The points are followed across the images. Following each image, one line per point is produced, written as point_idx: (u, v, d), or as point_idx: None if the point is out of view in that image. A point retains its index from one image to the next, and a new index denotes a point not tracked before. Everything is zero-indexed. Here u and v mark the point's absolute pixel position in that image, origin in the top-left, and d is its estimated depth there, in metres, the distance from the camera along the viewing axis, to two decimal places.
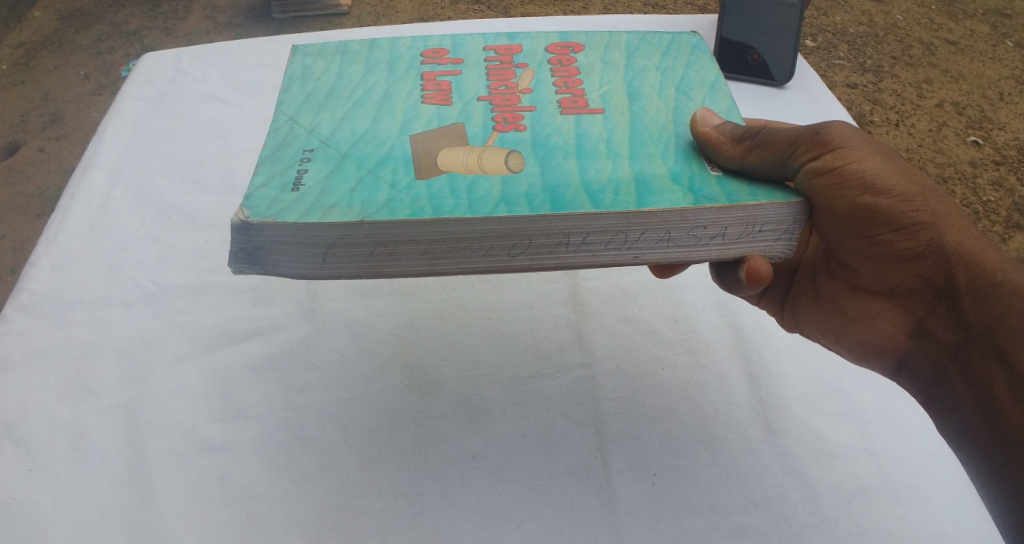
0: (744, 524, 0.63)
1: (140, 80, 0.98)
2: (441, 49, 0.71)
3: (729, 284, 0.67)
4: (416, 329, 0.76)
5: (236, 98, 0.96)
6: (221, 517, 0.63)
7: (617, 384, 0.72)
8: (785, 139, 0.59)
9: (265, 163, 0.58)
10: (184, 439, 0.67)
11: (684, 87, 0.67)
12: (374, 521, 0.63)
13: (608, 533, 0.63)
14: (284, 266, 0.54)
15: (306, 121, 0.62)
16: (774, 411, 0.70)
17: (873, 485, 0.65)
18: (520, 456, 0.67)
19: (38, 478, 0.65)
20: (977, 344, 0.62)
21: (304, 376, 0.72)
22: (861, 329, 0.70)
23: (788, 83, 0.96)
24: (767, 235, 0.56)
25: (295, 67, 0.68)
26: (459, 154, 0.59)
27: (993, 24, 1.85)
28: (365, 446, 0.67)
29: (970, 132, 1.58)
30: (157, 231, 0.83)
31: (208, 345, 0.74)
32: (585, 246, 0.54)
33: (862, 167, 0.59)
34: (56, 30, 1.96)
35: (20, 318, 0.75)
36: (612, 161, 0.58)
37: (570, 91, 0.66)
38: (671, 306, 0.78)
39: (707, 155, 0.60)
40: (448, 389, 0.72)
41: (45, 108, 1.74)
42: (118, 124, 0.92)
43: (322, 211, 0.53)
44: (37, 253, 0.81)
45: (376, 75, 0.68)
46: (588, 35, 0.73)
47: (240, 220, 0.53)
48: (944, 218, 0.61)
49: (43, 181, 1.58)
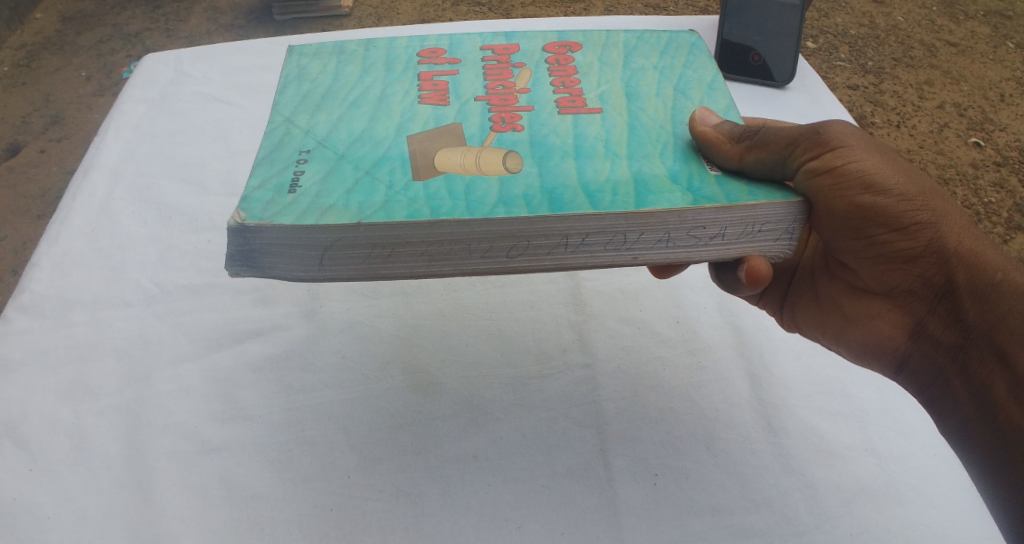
0: (745, 525, 0.63)
1: (141, 81, 0.98)
2: (438, 49, 0.71)
3: (728, 284, 0.66)
4: (416, 329, 0.76)
5: (237, 99, 0.96)
6: (221, 518, 0.63)
7: (618, 385, 0.72)
8: (784, 138, 0.59)
9: (261, 164, 0.58)
10: (185, 439, 0.67)
11: (682, 87, 0.67)
12: (375, 521, 0.63)
13: (609, 534, 0.63)
14: (281, 268, 0.54)
15: (303, 122, 0.62)
16: (776, 412, 0.70)
17: (875, 486, 0.65)
18: (521, 456, 0.67)
19: (39, 478, 0.65)
20: (977, 344, 0.62)
21: (305, 376, 0.72)
22: (861, 330, 0.70)
23: (789, 84, 0.96)
24: (766, 235, 0.56)
25: (292, 68, 0.68)
26: (456, 154, 0.59)
27: (994, 26, 1.85)
28: (366, 446, 0.67)
29: (972, 133, 1.58)
30: (158, 232, 0.83)
31: (209, 346, 0.74)
32: (584, 246, 0.54)
33: (862, 166, 0.59)
34: (57, 32, 1.96)
35: (21, 319, 0.75)
36: (610, 162, 0.58)
37: (567, 91, 0.66)
38: (672, 307, 0.78)
39: (705, 155, 0.60)
40: (449, 390, 0.71)
41: (46, 110, 1.74)
42: (119, 125, 0.92)
43: (319, 213, 0.53)
44: (38, 253, 0.81)
45: (372, 76, 0.68)
46: (586, 35, 0.73)
47: (237, 223, 0.53)
48: (944, 218, 0.61)
49: (45, 182, 1.58)
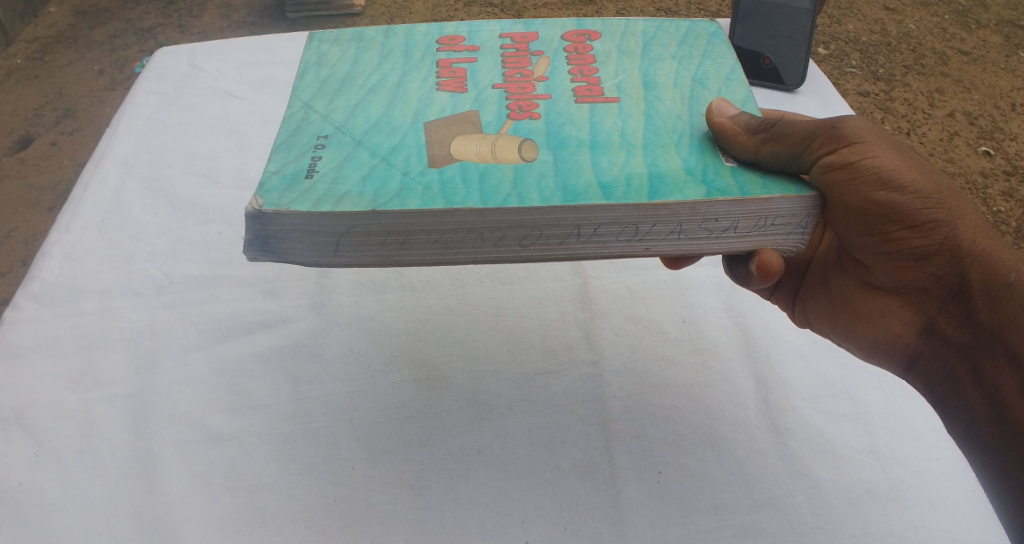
0: (747, 524, 0.63)
1: (154, 75, 0.98)
2: (457, 36, 0.72)
3: (741, 277, 0.67)
4: (425, 324, 0.76)
5: (250, 94, 0.97)
6: (226, 507, 0.63)
7: (625, 382, 0.72)
8: (801, 132, 0.58)
9: (278, 150, 0.58)
10: (191, 429, 0.67)
11: (700, 76, 0.67)
12: (379, 513, 0.63)
13: (612, 530, 0.63)
14: (298, 254, 0.54)
15: (321, 108, 0.63)
16: (781, 413, 0.70)
17: (880, 488, 0.65)
18: (526, 450, 0.67)
19: (46, 464, 0.65)
20: (988, 344, 0.62)
21: (313, 367, 0.72)
22: (871, 327, 0.69)
23: (800, 88, 0.97)
24: (779, 229, 0.56)
25: (311, 54, 0.69)
26: (472, 143, 0.59)
27: (1007, 36, 1.84)
28: (372, 438, 0.68)
29: (981, 142, 1.58)
30: (169, 223, 0.83)
31: (218, 337, 0.74)
32: (596, 237, 0.54)
33: (879, 163, 0.59)
34: (71, 26, 1.98)
35: (32, 306, 0.76)
36: (626, 152, 0.58)
37: (585, 79, 0.66)
38: (680, 306, 0.78)
39: (722, 147, 0.60)
40: (457, 384, 0.72)
41: (59, 102, 1.75)
42: (132, 117, 0.93)
43: (334, 201, 0.53)
44: (49, 243, 0.81)
45: (391, 62, 0.69)
46: (605, 24, 0.73)
47: (253, 209, 0.53)
48: (960, 217, 0.61)
49: (55, 174, 1.59)
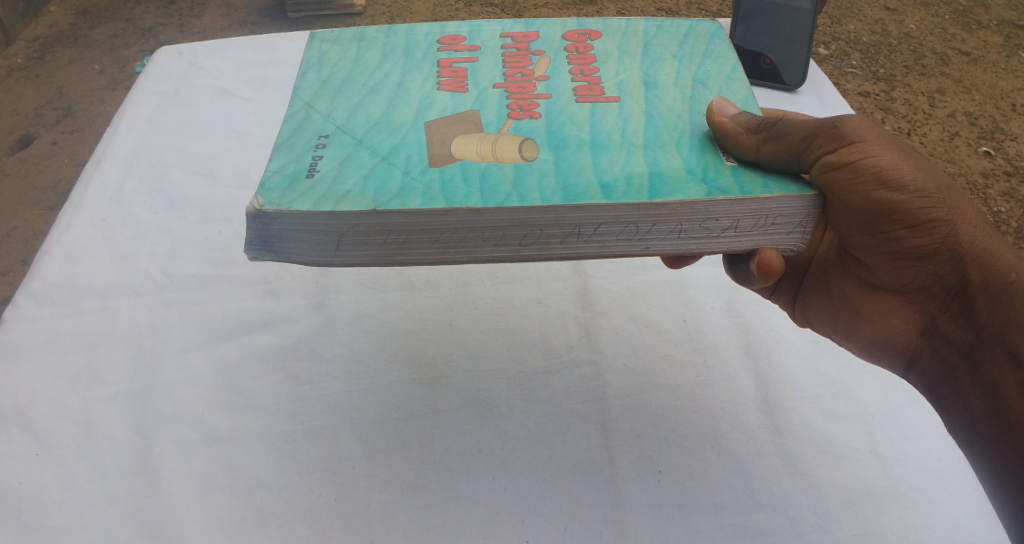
0: (747, 524, 0.63)
1: (155, 74, 0.98)
2: (458, 36, 0.72)
3: (741, 277, 0.67)
4: (425, 323, 0.76)
5: (251, 94, 0.97)
6: (226, 506, 0.63)
7: (625, 382, 0.72)
8: (802, 131, 0.58)
9: (279, 150, 0.58)
10: (191, 428, 0.67)
11: (701, 76, 0.67)
12: (379, 512, 0.63)
13: (612, 529, 0.63)
14: (299, 253, 0.54)
15: (322, 107, 0.63)
16: (781, 412, 0.70)
17: (880, 488, 0.65)
18: (527, 450, 0.67)
19: (46, 463, 0.65)
20: (989, 343, 0.62)
21: (313, 367, 0.72)
22: (871, 326, 0.69)
23: (799, 88, 0.97)
24: (779, 228, 0.56)
25: (312, 53, 0.69)
26: (472, 142, 0.59)
27: (1008, 36, 1.85)
28: (372, 438, 0.68)
29: (982, 142, 1.58)
30: (169, 223, 0.83)
31: (218, 336, 0.74)
32: (597, 236, 0.54)
33: (879, 162, 0.59)
34: (72, 25, 1.98)
35: (32, 306, 0.76)
36: (626, 152, 0.58)
37: (586, 79, 0.66)
38: (680, 306, 0.78)
39: (723, 146, 0.60)
40: (457, 383, 0.72)
41: (59, 102, 1.75)
42: (132, 117, 0.93)
43: (335, 200, 0.53)
44: (50, 242, 0.81)
45: (392, 62, 0.69)
46: (606, 24, 0.73)
47: (255, 208, 0.53)
48: (960, 216, 0.61)
49: (56, 173, 1.59)
